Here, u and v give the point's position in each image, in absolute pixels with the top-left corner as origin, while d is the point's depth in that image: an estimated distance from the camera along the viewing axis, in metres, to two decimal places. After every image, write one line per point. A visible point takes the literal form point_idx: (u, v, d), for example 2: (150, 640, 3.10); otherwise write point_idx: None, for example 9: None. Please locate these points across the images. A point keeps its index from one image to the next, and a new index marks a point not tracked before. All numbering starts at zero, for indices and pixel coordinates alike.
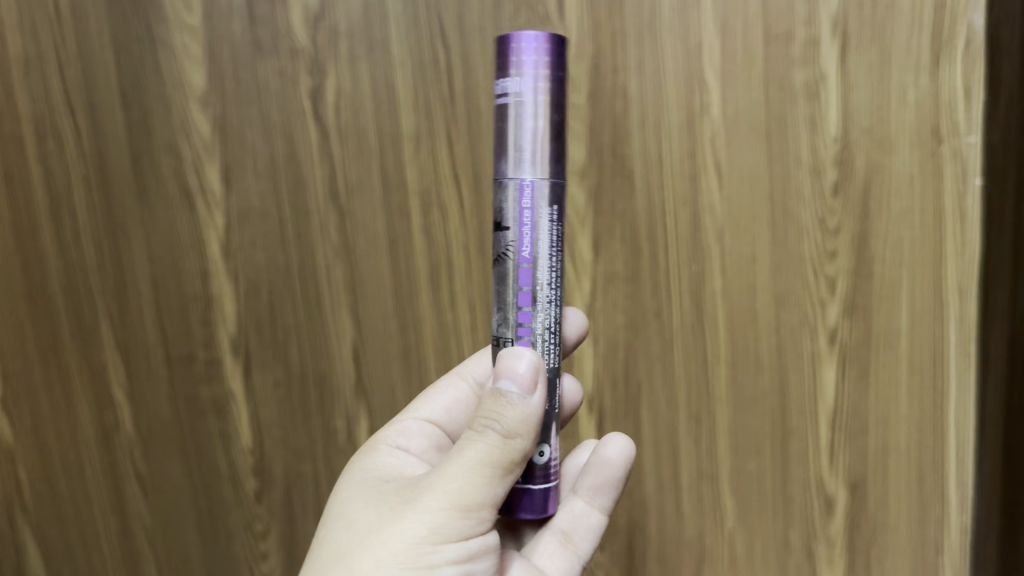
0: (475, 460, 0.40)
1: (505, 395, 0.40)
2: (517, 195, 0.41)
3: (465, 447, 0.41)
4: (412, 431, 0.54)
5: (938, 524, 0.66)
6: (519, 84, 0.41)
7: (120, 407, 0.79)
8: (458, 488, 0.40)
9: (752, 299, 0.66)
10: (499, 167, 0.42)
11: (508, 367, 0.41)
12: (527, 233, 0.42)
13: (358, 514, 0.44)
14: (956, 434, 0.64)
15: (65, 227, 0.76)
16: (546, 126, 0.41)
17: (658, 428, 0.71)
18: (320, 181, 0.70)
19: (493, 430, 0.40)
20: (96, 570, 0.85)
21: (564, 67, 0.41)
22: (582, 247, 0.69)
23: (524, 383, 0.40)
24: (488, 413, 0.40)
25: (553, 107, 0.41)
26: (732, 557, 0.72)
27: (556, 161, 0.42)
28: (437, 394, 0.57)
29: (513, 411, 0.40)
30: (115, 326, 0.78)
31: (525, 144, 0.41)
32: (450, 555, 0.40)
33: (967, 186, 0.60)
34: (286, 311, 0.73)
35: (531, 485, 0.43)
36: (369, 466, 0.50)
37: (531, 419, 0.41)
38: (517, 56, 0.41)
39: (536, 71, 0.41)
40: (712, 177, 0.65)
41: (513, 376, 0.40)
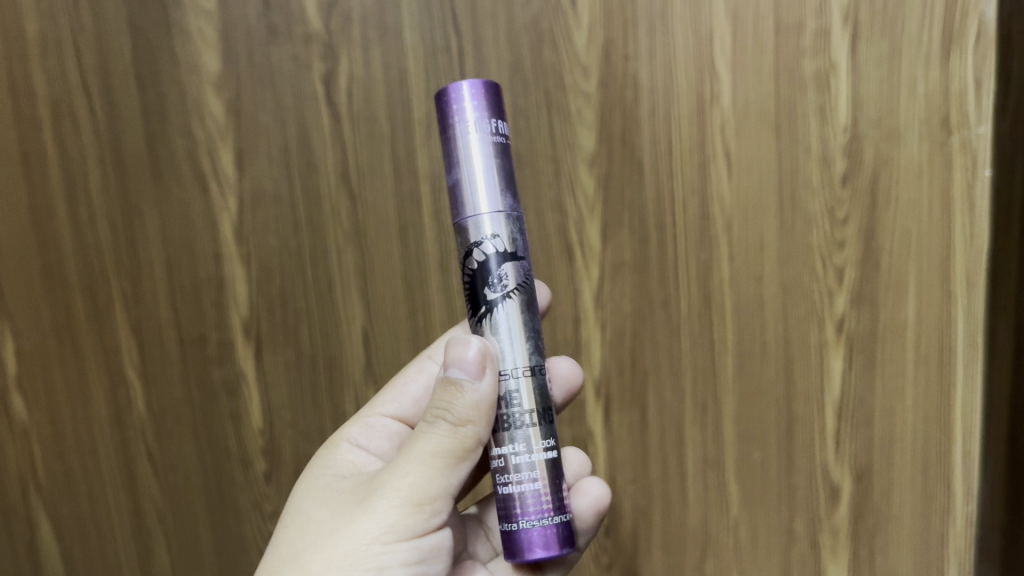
0: (430, 455, 0.41)
1: (456, 381, 0.41)
2: (479, 232, 0.43)
3: (419, 440, 0.42)
4: (376, 429, 0.55)
5: (943, 513, 0.68)
6: (461, 129, 0.43)
7: (133, 387, 0.80)
8: (411, 483, 0.41)
9: (760, 288, 0.67)
10: (458, 210, 0.43)
11: (457, 355, 0.41)
12: (496, 266, 0.43)
13: (311, 518, 0.45)
14: (962, 427, 0.66)
15: (80, 207, 0.77)
16: (492, 161, 0.42)
17: (664, 415, 0.71)
18: (333, 166, 0.71)
19: (444, 420, 0.41)
20: (107, 547, 0.86)
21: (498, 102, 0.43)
22: (591, 233, 0.69)
23: (473, 369, 0.41)
24: (440, 404, 0.41)
25: (496, 142, 0.43)
26: (736, 544, 0.72)
27: (507, 190, 0.43)
28: (407, 386, 0.58)
29: (465, 400, 0.41)
30: (129, 307, 0.78)
31: (475, 184, 0.42)
32: (400, 557, 0.41)
33: (977, 177, 0.61)
34: (298, 294, 0.74)
35: (544, 521, 0.42)
36: (328, 465, 0.51)
37: (482, 405, 0.41)
38: (455, 104, 0.43)
39: (475, 116, 0.42)
40: (722, 165, 0.65)
41: (462, 363, 0.41)
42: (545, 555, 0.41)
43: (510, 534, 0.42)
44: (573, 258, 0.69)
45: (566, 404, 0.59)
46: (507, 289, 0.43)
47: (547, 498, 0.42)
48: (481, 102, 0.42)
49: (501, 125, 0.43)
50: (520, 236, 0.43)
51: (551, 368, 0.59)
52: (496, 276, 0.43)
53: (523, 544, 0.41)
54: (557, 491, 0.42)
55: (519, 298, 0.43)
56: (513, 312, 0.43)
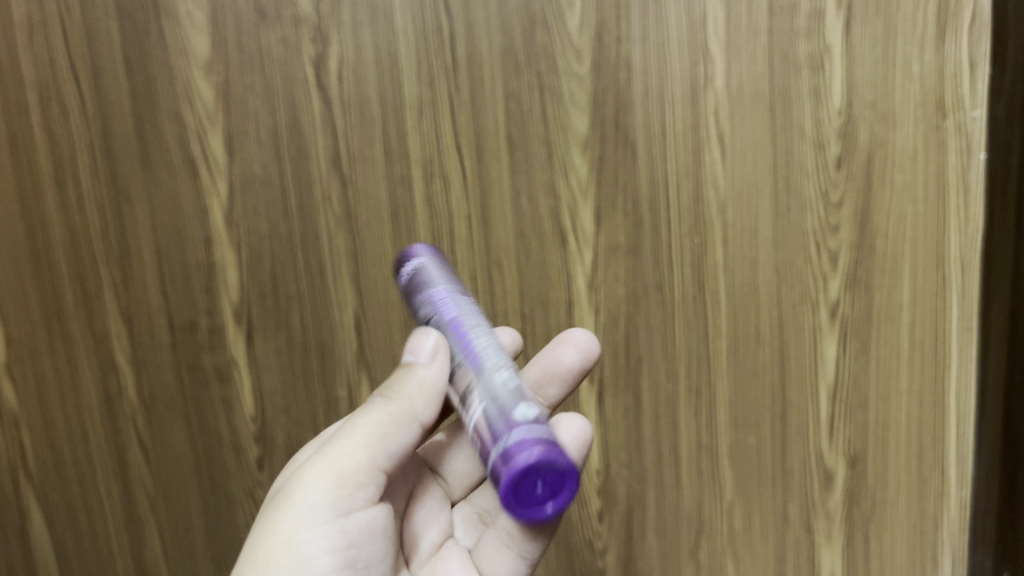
0: (369, 427, 0.44)
1: (405, 365, 0.45)
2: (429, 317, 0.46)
3: (360, 418, 0.45)
4: None
5: (937, 498, 0.67)
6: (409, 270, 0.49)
7: (124, 373, 0.80)
8: (340, 458, 0.43)
9: (754, 272, 0.66)
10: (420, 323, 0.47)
11: (413, 345, 0.45)
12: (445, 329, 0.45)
13: (258, 514, 0.46)
14: (957, 411, 0.65)
15: (69, 193, 0.76)
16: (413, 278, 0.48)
17: (658, 399, 0.72)
18: (324, 151, 0.70)
19: (387, 397, 0.45)
20: (99, 533, 0.85)
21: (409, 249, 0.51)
22: (583, 218, 0.68)
23: (423, 354, 0.45)
24: (390, 386, 0.45)
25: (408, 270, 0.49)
26: (730, 529, 0.73)
27: (426, 287, 0.47)
28: None
29: (412, 378, 0.45)
30: (119, 293, 0.78)
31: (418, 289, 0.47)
32: (323, 536, 0.42)
33: (972, 160, 0.61)
34: (289, 280, 0.74)
35: (523, 429, 0.38)
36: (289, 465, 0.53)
37: (427, 390, 0.45)
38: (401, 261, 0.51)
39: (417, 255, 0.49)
40: (715, 148, 0.65)
41: (414, 348, 0.45)
42: (530, 453, 0.37)
43: (496, 456, 0.38)
44: (566, 242, 0.69)
45: (582, 375, 0.58)
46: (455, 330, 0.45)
47: (523, 417, 0.39)
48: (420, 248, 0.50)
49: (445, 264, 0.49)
50: (436, 308, 0.46)
51: (565, 338, 0.58)
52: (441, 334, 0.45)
53: (507, 455, 0.37)
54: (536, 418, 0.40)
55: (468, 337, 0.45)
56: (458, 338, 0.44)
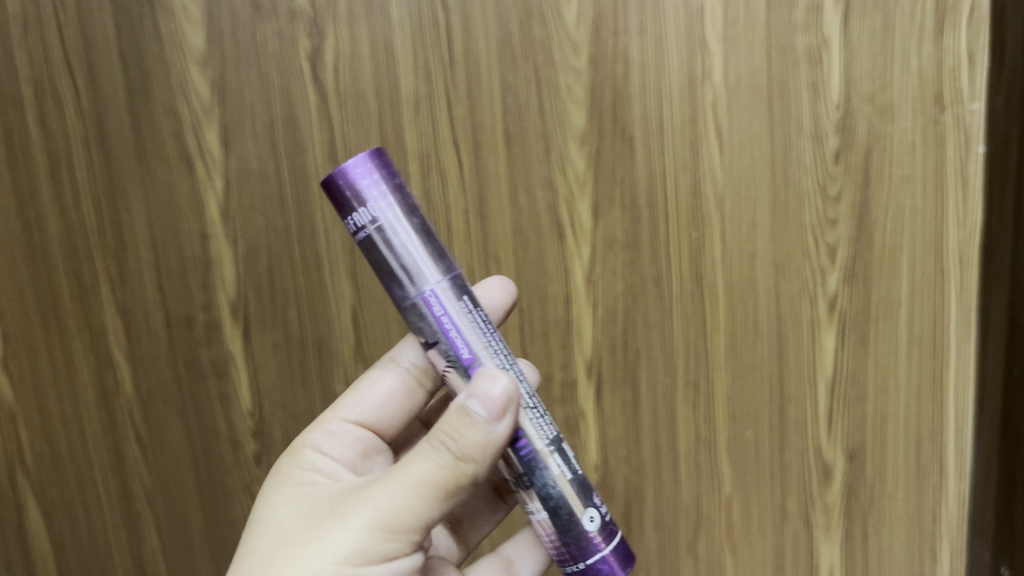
0: (426, 478, 0.39)
1: (478, 419, 0.40)
2: (426, 307, 0.43)
3: (416, 462, 0.40)
4: (339, 436, 0.52)
5: (936, 491, 0.69)
6: (370, 215, 0.42)
7: (121, 369, 0.80)
8: (392, 505, 0.40)
9: (752, 267, 0.67)
10: (400, 294, 0.43)
11: (483, 389, 0.40)
12: (454, 334, 0.43)
13: (271, 535, 0.43)
14: (956, 404, 0.67)
15: (65, 188, 0.76)
16: (383, 251, 0.42)
17: (656, 394, 0.71)
18: (320, 145, 0.70)
19: (447, 449, 0.40)
20: (96, 529, 0.85)
21: (365, 190, 0.42)
22: (581, 212, 0.68)
23: (492, 407, 0.40)
24: (448, 430, 0.40)
25: (372, 237, 0.42)
26: (728, 522, 0.74)
27: (416, 279, 0.43)
28: (370, 389, 0.55)
29: (480, 434, 0.39)
30: (115, 288, 0.77)
31: (405, 265, 0.42)
32: None
33: (970, 153, 0.62)
34: (286, 275, 0.73)
35: (603, 548, 0.43)
36: (287, 474, 0.48)
37: (491, 445, 0.40)
38: (354, 191, 0.42)
39: (379, 194, 0.42)
40: (713, 142, 0.65)
41: (487, 401, 0.40)
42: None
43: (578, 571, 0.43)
44: (564, 236, 0.69)
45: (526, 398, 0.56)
46: (462, 328, 0.43)
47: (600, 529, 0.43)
48: (379, 177, 0.42)
49: (409, 197, 0.43)
50: (444, 324, 0.43)
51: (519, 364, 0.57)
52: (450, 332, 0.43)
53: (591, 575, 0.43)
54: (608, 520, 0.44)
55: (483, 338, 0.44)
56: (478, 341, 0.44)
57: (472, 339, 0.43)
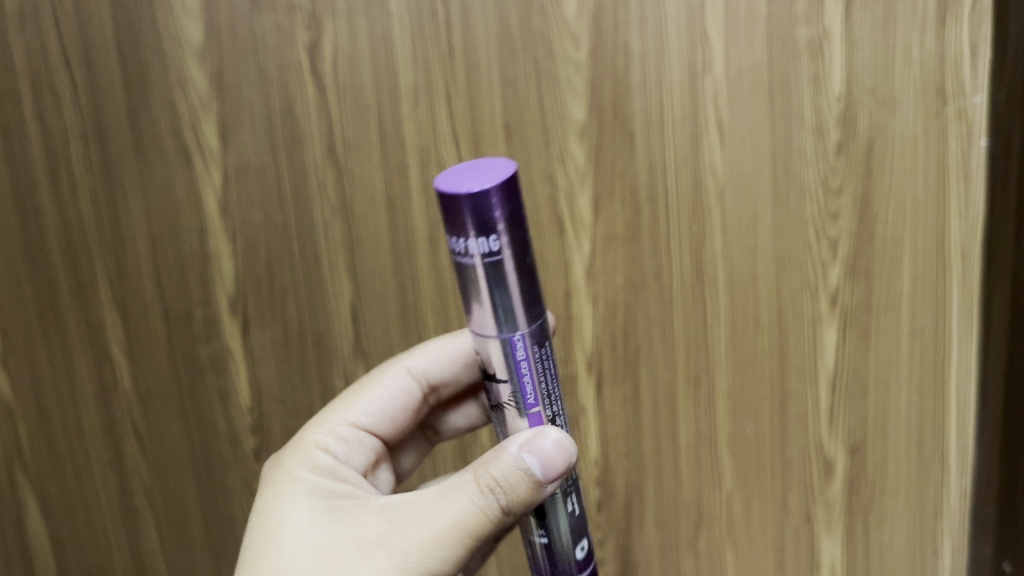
0: (469, 525, 0.40)
1: (532, 475, 0.40)
2: (507, 350, 0.40)
3: (462, 507, 0.40)
4: (348, 439, 0.51)
5: (937, 486, 0.69)
6: (476, 247, 0.37)
7: (119, 365, 0.79)
8: (433, 545, 0.39)
9: (753, 261, 0.66)
10: (481, 324, 0.40)
11: (539, 445, 0.40)
12: (526, 379, 0.41)
13: (294, 555, 0.41)
14: (958, 399, 0.67)
15: (63, 183, 0.75)
16: (488, 284, 0.38)
17: (656, 389, 0.71)
18: (318, 139, 0.69)
19: (495, 498, 0.40)
20: (95, 525, 0.85)
21: (492, 221, 0.37)
22: (581, 205, 0.68)
23: (547, 468, 0.40)
24: (501, 481, 0.40)
25: (483, 266, 0.38)
26: (729, 518, 0.73)
27: (508, 322, 0.39)
28: (376, 396, 0.54)
29: (530, 490, 0.40)
30: (113, 284, 0.77)
31: (498, 305, 0.39)
32: None
33: (972, 147, 0.62)
34: (285, 270, 0.73)
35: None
36: (296, 473, 0.47)
37: (533, 502, 0.40)
38: (467, 216, 0.37)
39: (494, 230, 0.37)
40: (714, 135, 0.64)
41: (543, 457, 0.40)
42: None
43: None
44: (564, 231, 0.69)
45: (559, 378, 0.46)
46: (535, 378, 0.41)
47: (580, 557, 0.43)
48: (501, 210, 0.37)
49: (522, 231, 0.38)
50: (523, 368, 0.40)
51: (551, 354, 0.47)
52: (522, 380, 0.41)
53: None
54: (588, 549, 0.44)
55: (547, 386, 0.42)
56: (541, 392, 0.41)
57: (538, 387, 0.41)
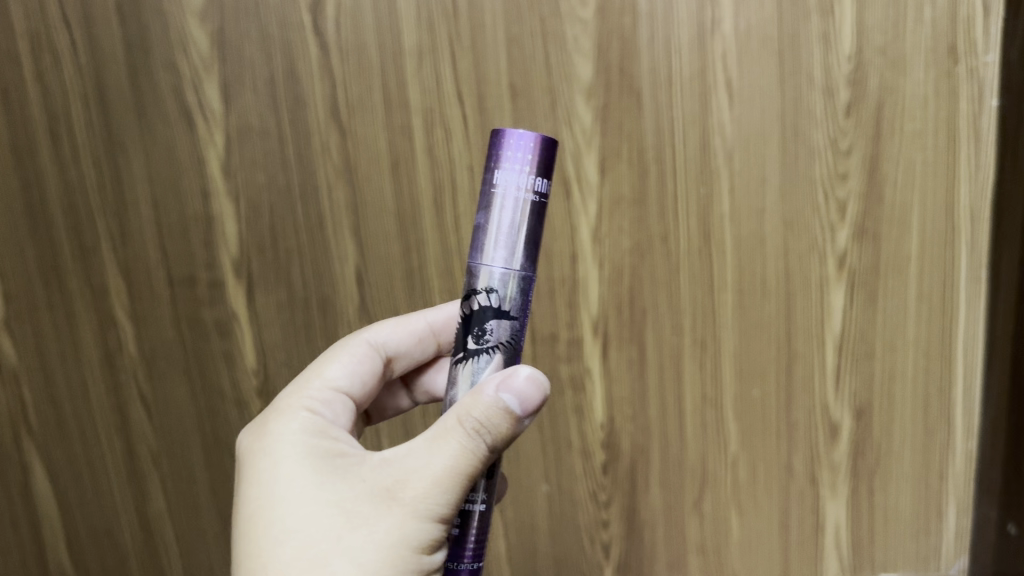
0: (468, 469, 0.40)
1: (510, 411, 0.40)
2: (525, 280, 0.43)
3: (455, 453, 0.40)
4: (334, 400, 0.49)
5: (943, 449, 0.70)
6: (513, 179, 0.42)
7: (124, 328, 0.79)
8: (441, 496, 0.40)
9: (761, 223, 0.66)
10: (504, 255, 0.42)
11: (509, 382, 0.41)
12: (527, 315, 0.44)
13: (307, 520, 0.40)
14: (965, 362, 0.68)
15: (65, 146, 0.75)
16: (525, 215, 0.42)
17: (662, 351, 0.71)
18: (321, 100, 0.69)
19: (482, 439, 0.40)
20: (102, 487, 0.85)
21: (533, 159, 0.42)
22: (588, 166, 0.67)
23: (523, 401, 0.41)
24: (487, 422, 0.40)
25: (523, 198, 0.42)
26: (734, 481, 0.73)
27: (528, 252, 0.43)
28: (340, 360, 0.53)
29: (510, 425, 0.41)
30: (117, 248, 0.76)
31: (526, 232, 0.42)
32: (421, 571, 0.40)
33: (984, 107, 0.62)
34: (289, 232, 0.72)
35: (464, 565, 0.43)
36: (280, 436, 0.45)
37: (513, 435, 0.41)
38: (509, 150, 0.42)
39: (529, 168, 0.42)
40: (723, 95, 0.64)
41: (522, 393, 0.41)
42: None
43: None
44: (570, 193, 0.68)
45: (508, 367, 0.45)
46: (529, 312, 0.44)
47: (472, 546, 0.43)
48: (540, 152, 0.42)
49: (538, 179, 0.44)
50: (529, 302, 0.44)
51: None
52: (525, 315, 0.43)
53: None
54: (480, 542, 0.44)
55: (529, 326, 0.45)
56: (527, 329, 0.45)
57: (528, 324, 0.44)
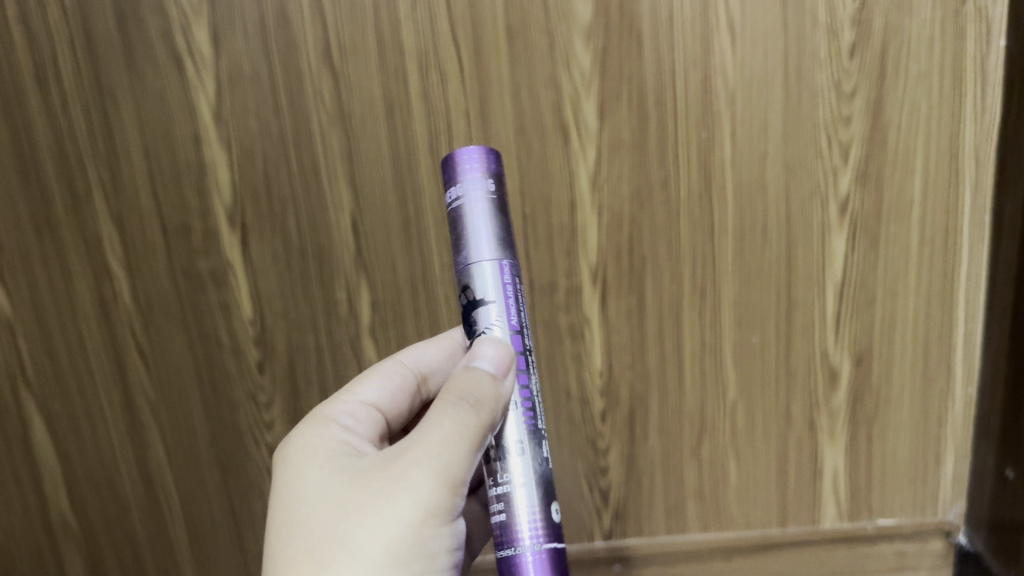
0: (466, 433, 0.41)
1: (488, 373, 0.44)
2: (497, 271, 0.45)
3: (449, 419, 0.41)
4: (360, 416, 0.50)
5: (944, 395, 0.72)
6: (466, 187, 0.45)
7: (118, 278, 0.75)
8: (446, 461, 0.40)
9: (762, 168, 0.66)
10: (471, 253, 0.45)
11: (482, 353, 0.45)
12: (510, 303, 0.45)
13: (320, 510, 0.41)
14: (966, 307, 0.70)
15: (52, 90, 0.69)
16: (483, 215, 0.45)
17: (662, 299, 0.70)
18: (313, 42, 0.66)
19: (470, 403, 0.42)
20: (101, 444, 0.81)
21: (477, 166, 0.45)
22: (586, 112, 0.66)
23: (496, 364, 0.44)
24: (469, 388, 0.43)
25: (473, 200, 0.45)
26: (732, 428, 0.74)
27: (491, 246, 0.45)
28: (376, 379, 0.54)
29: (494, 386, 0.43)
30: (109, 196, 0.72)
31: (486, 229, 0.45)
32: (445, 543, 0.40)
33: (990, 47, 0.63)
34: (283, 180, 0.70)
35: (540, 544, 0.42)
36: (296, 452, 0.46)
37: (502, 397, 0.44)
38: (458, 166, 0.46)
39: (477, 176, 0.45)
40: (725, 36, 0.63)
41: (493, 359, 0.44)
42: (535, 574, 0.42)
43: (507, 559, 0.42)
44: (569, 138, 0.66)
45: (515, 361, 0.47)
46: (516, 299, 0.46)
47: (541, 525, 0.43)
48: (482, 161, 0.45)
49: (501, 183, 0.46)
50: (509, 290, 0.45)
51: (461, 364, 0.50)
52: (505, 301, 0.45)
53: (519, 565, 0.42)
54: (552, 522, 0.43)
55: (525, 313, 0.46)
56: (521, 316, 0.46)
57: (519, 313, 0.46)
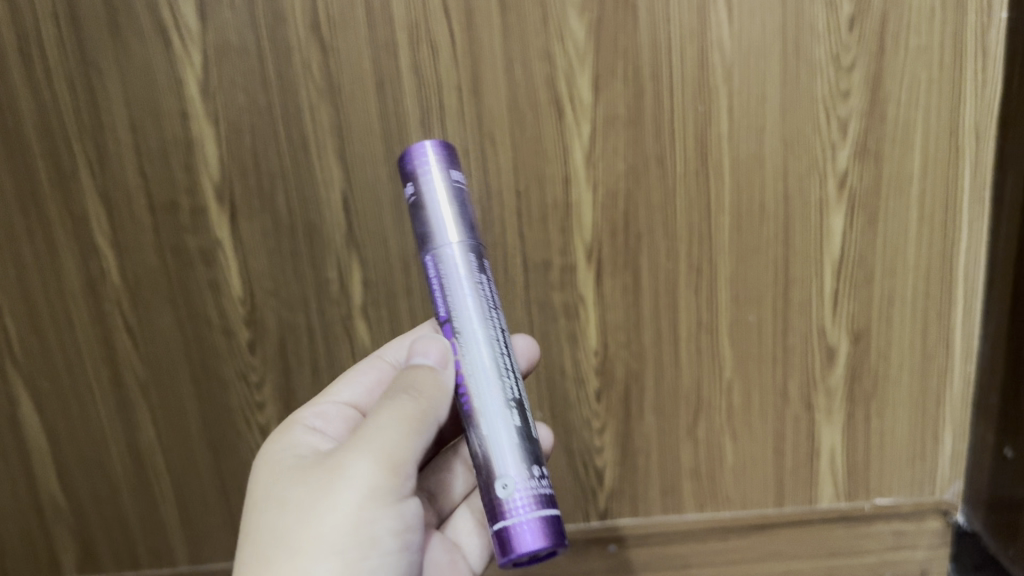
0: (404, 421, 0.46)
1: (427, 366, 0.48)
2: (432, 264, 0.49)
3: (388, 410, 0.46)
4: (331, 414, 0.56)
5: (943, 374, 0.72)
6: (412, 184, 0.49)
7: (105, 257, 0.74)
8: (385, 448, 0.45)
9: (760, 143, 0.65)
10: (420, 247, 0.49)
11: (423, 348, 0.49)
12: (444, 294, 0.48)
13: (279, 502, 0.47)
14: (965, 283, 0.69)
15: (35, 63, 0.67)
16: (420, 211, 0.48)
17: (657, 277, 0.69)
18: (301, 14, 0.64)
19: (409, 396, 0.47)
20: (91, 424, 0.80)
21: (416, 165, 0.49)
22: (581, 86, 0.64)
23: (435, 358, 0.48)
24: (408, 383, 0.47)
25: (411, 196, 0.49)
26: (728, 407, 0.73)
27: (429, 241, 0.48)
28: (360, 376, 0.60)
29: (433, 379, 0.48)
30: (95, 172, 0.71)
31: (422, 224, 0.48)
32: (389, 523, 0.45)
33: (990, 19, 0.62)
34: (272, 156, 0.69)
35: (528, 512, 0.44)
36: (273, 449, 0.52)
37: (442, 386, 0.48)
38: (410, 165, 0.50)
39: (419, 173, 0.49)
40: (722, 7, 0.62)
41: (430, 353, 0.49)
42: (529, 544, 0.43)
43: (501, 531, 0.44)
44: (563, 114, 0.65)
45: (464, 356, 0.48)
46: (457, 290, 0.48)
47: (531, 495, 0.44)
48: (420, 159, 0.49)
49: (451, 177, 0.49)
50: (439, 282, 0.48)
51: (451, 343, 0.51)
52: (440, 293, 0.48)
53: (512, 541, 0.43)
54: (542, 490, 0.45)
55: (474, 303, 0.48)
56: (468, 309, 0.47)
57: (464, 305, 0.48)
